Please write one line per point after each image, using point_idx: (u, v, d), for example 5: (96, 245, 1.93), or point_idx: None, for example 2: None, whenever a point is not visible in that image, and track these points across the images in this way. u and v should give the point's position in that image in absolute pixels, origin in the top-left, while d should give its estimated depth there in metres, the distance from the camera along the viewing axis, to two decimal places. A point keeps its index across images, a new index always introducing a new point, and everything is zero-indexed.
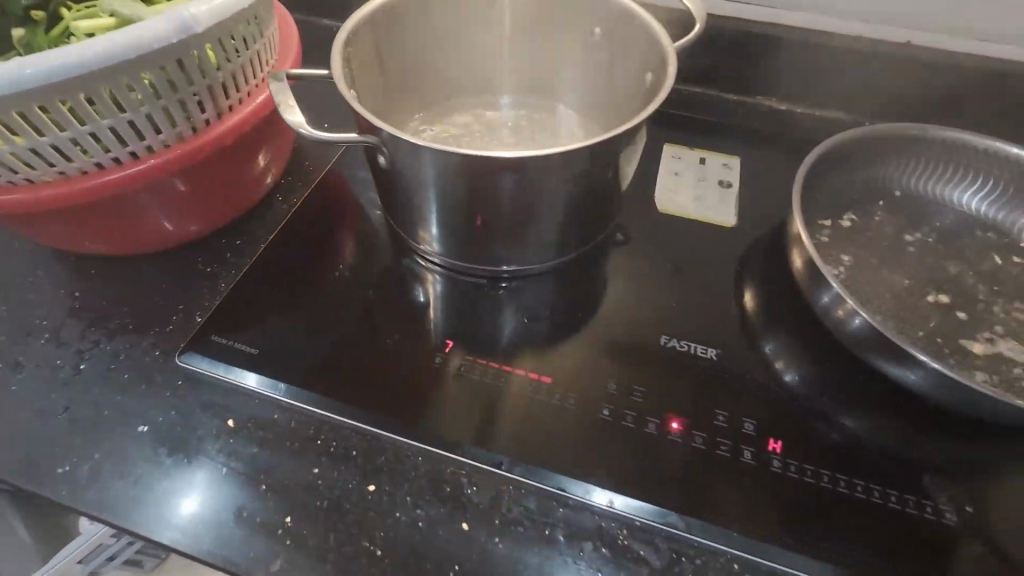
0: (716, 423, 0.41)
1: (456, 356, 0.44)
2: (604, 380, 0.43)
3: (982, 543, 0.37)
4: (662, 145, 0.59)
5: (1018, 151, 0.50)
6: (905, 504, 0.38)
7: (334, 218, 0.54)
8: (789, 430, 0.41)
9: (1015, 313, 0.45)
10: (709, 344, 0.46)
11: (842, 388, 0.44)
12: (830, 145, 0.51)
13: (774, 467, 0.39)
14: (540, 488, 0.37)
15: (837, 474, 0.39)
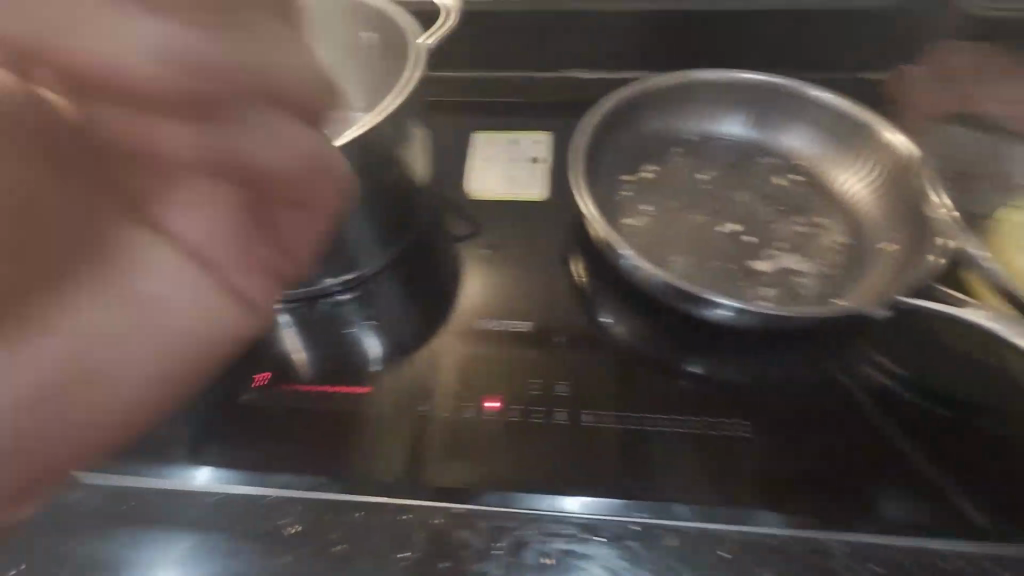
0: (529, 393, 0.42)
1: (270, 388, 0.43)
2: (423, 378, 0.43)
3: (777, 445, 0.40)
4: (473, 132, 0.60)
5: (767, 81, 0.55)
6: (705, 426, 0.41)
7: None
8: (598, 384, 0.43)
9: (797, 228, 0.49)
10: (526, 318, 0.47)
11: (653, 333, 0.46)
12: (610, 107, 0.54)
13: (584, 422, 0.41)
14: (358, 500, 0.37)
15: (643, 414, 0.41)
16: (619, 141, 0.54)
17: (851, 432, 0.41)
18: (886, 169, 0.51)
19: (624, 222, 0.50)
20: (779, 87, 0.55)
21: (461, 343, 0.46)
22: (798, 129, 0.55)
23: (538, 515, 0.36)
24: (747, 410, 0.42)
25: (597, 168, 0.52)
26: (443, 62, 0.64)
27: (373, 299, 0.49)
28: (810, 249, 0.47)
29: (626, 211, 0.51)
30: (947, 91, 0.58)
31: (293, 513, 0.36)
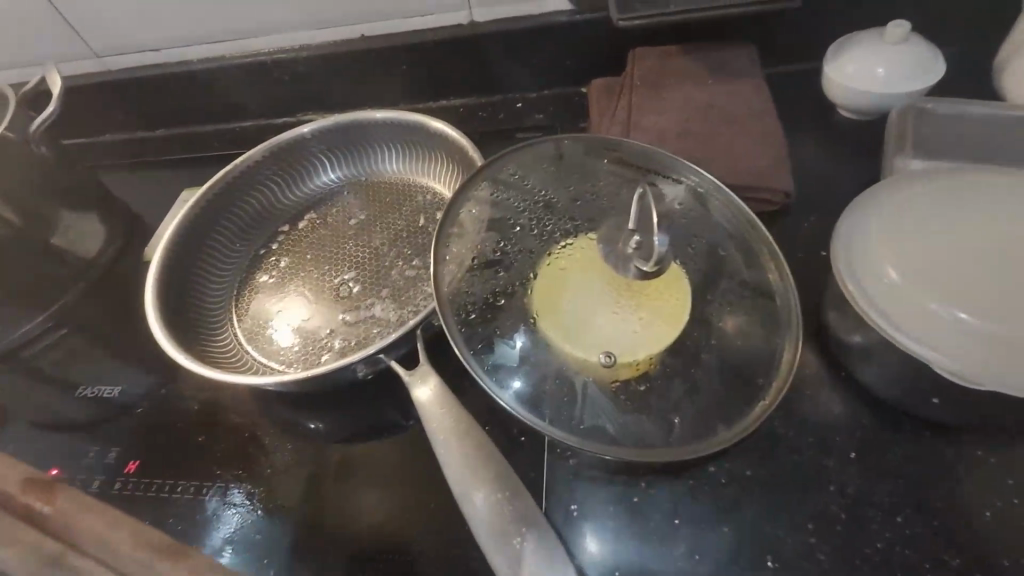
0: (112, 457, 0.46)
1: None
2: (25, 443, 0.49)
3: (277, 508, 0.42)
4: (182, 189, 0.63)
5: (347, 117, 0.53)
6: (214, 490, 0.44)
7: None
8: (147, 448, 0.46)
9: (407, 271, 0.48)
10: (118, 384, 0.51)
11: (253, 389, 0.48)
12: (203, 198, 0.51)
13: (115, 487, 0.45)
14: None
15: (168, 480, 0.44)
16: (229, 226, 0.52)
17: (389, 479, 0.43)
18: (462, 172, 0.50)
19: (256, 279, 0.51)
20: (358, 121, 0.53)
21: (89, 409, 0.50)
22: (394, 157, 0.55)
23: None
24: (301, 462, 0.44)
25: (229, 236, 0.52)
26: (164, 121, 0.67)
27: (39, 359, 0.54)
28: (407, 295, 0.47)
29: (259, 267, 0.52)
30: (623, 97, 0.53)
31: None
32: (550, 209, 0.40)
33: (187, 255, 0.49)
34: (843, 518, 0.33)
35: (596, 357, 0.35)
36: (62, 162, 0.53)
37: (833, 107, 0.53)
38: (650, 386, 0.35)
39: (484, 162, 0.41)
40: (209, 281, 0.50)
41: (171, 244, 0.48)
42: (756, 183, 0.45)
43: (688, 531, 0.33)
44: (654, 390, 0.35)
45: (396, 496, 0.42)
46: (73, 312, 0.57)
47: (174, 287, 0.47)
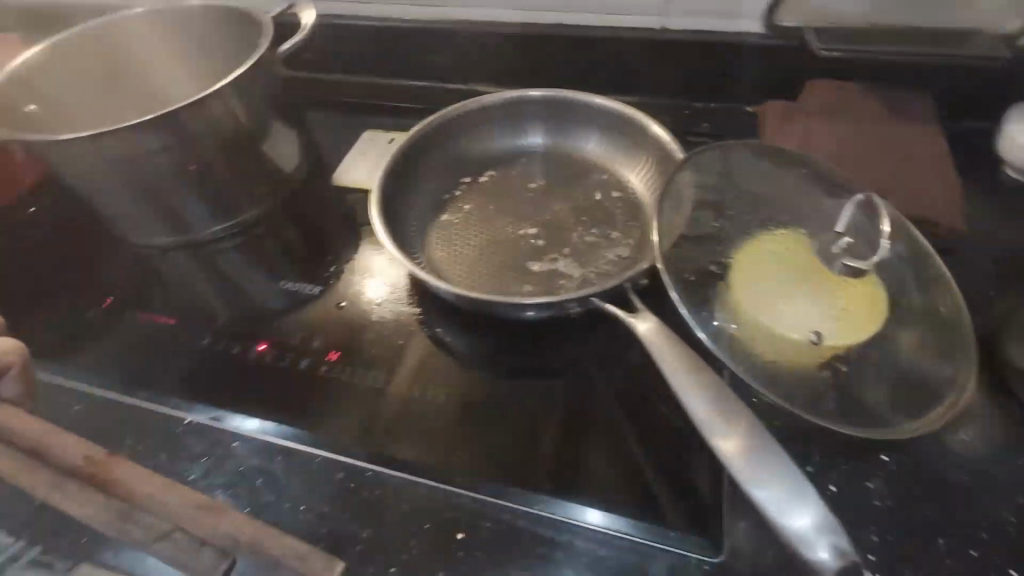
0: (311, 346, 0.50)
1: (112, 308, 0.56)
2: (221, 320, 0.54)
3: (472, 418, 0.45)
4: (365, 129, 0.69)
5: (552, 94, 0.59)
6: (414, 390, 0.47)
7: (59, 223, 0.64)
8: (351, 343, 0.50)
9: (587, 237, 0.53)
10: (321, 283, 0.56)
11: (432, 312, 0.52)
12: (418, 136, 0.57)
13: (323, 371, 0.49)
14: (131, 402, 0.47)
15: (371, 373, 0.48)
16: (431, 165, 0.58)
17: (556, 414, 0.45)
18: (657, 166, 0.55)
19: (440, 218, 0.56)
20: (566, 98, 0.59)
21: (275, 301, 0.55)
22: (585, 135, 0.60)
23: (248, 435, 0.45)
24: (472, 384, 0.47)
25: (429, 174, 0.58)
26: (354, 68, 0.74)
27: (227, 257, 0.61)
28: (589, 257, 0.51)
29: (446, 208, 0.57)
30: (799, 121, 0.57)
31: (85, 407, 0.48)
32: (758, 203, 0.45)
33: (399, 178, 0.55)
34: (1014, 524, 0.35)
35: (808, 338, 0.38)
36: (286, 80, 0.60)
37: (1001, 166, 0.56)
38: (849, 369, 0.38)
39: (686, 155, 0.45)
40: (409, 208, 0.56)
41: (388, 169, 0.55)
42: (932, 217, 0.49)
43: (858, 503, 0.36)
44: (852, 373, 0.38)
45: (585, 430, 0.44)
46: (261, 218, 0.63)
47: (388, 203, 0.54)
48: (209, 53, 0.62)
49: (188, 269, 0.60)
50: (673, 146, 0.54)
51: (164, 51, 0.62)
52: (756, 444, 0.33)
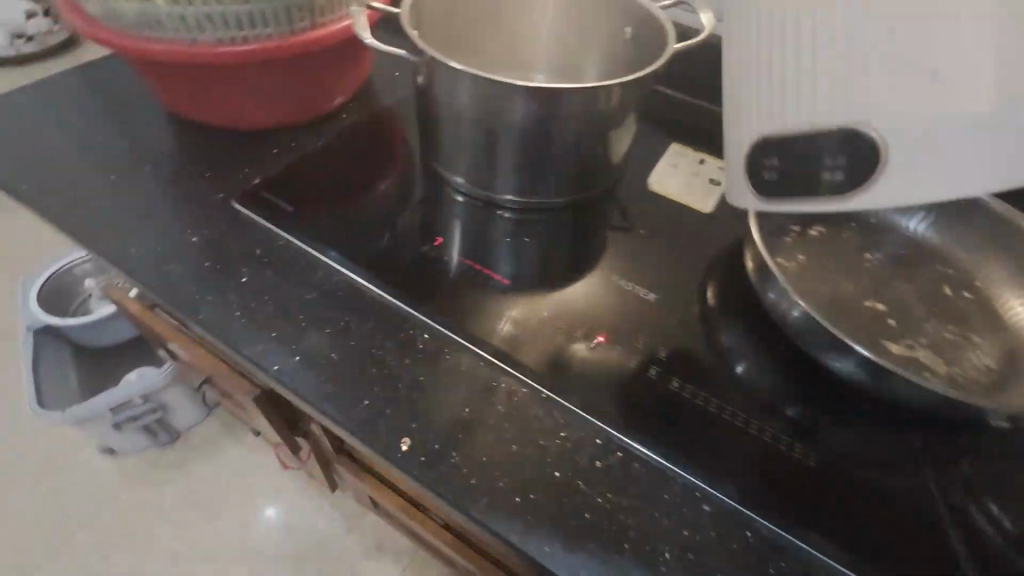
0: (655, 355, 0.50)
1: (440, 251, 0.56)
2: (551, 295, 0.54)
3: (822, 478, 0.44)
4: (669, 145, 0.67)
5: None
6: (759, 430, 0.46)
7: (376, 150, 0.66)
8: (691, 363, 0.50)
9: (944, 332, 0.49)
10: (653, 291, 0.55)
11: (766, 351, 0.51)
12: None
13: (673, 385, 0.48)
14: (478, 352, 0.48)
15: (712, 398, 0.47)
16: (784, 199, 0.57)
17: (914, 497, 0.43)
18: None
19: (782, 259, 0.53)
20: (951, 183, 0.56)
21: (603, 292, 0.55)
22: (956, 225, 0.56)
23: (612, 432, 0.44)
24: (822, 443, 0.46)
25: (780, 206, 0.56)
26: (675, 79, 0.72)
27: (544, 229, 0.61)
28: (949, 351, 0.48)
29: (780, 253, 0.54)
30: None
31: (448, 348, 0.48)
32: None
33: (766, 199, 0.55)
34: None
35: None
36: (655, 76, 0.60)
37: None
38: None
39: None
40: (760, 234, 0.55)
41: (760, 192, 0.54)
42: None
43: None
44: None
45: (944, 535, 0.42)
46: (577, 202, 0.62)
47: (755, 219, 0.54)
48: (598, 19, 0.65)
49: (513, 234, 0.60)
50: None
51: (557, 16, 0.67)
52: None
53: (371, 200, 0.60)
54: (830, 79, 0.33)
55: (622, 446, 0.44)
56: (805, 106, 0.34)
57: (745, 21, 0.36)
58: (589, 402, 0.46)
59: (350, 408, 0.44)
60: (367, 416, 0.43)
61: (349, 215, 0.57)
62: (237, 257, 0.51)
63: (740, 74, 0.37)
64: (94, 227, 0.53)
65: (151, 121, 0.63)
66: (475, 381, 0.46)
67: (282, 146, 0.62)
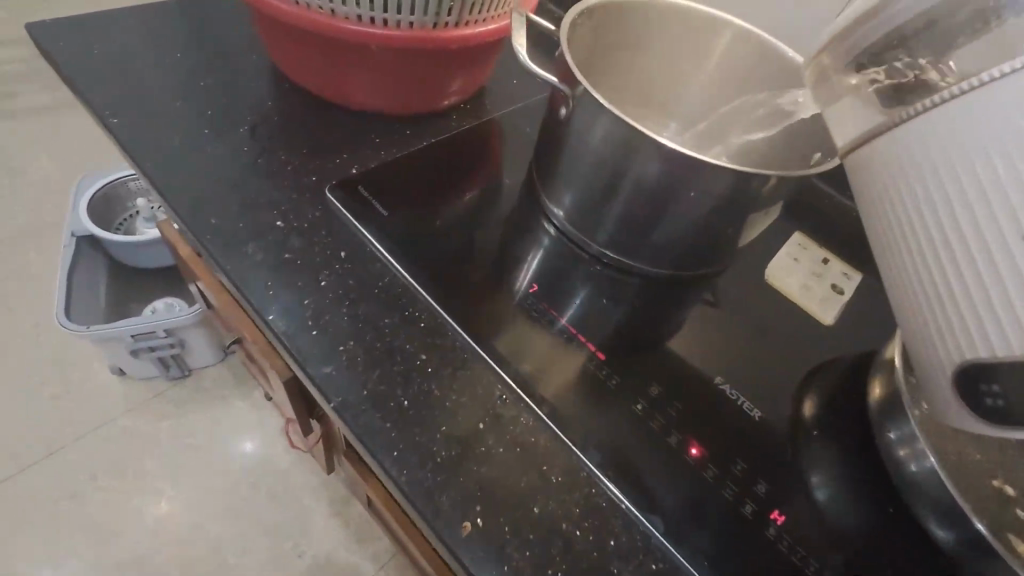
0: (753, 489, 0.42)
1: (532, 297, 0.50)
2: (648, 382, 0.46)
3: None
4: (793, 232, 0.62)
5: None
6: None
7: (479, 164, 0.61)
8: (792, 504, 0.41)
9: None
10: (759, 408, 0.47)
11: (869, 505, 0.43)
12: None
13: (768, 533, 0.39)
14: (557, 434, 0.40)
15: (815, 560, 0.39)
16: None
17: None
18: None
19: None
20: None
21: (702, 391, 0.47)
22: None
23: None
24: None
25: None
26: None
27: (642, 296, 0.54)
28: None
29: None
30: None
31: (527, 417, 0.40)
32: None
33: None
34: None
35: None
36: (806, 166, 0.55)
37: None
38: None
39: None
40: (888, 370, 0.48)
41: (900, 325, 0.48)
42: None
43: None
44: None
45: None
46: (689, 276, 0.55)
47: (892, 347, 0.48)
48: (761, 89, 0.61)
49: (613, 296, 0.53)
50: None
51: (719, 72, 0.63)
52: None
53: (465, 220, 0.55)
54: (983, 303, 0.29)
55: None
56: (980, 331, 0.30)
57: (889, 258, 0.36)
58: (677, 528, 0.38)
59: (412, 467, 0.36)
60: (429, 483, 0.36)
61: (443, 234, 0.53)
62: (319, 256, 0.46)
63: (904, 304, 0.35)
64: (176, 182, 0.49)
65: (259, 81, 0.59)
66: (550, 468, 0.38)
67: (386, 138, 0.58)
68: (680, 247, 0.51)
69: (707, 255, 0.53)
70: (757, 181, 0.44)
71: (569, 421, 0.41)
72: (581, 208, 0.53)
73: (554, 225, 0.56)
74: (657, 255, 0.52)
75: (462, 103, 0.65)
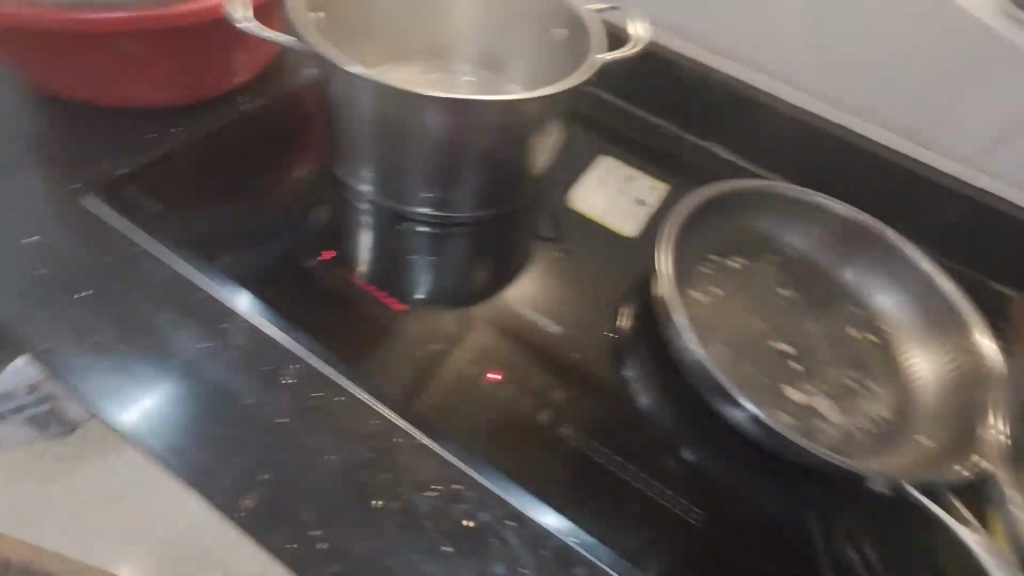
0: (548, 397, 0.45)
1: (333, 267, 0.51)
2: (447, 320, 0.48)
3: (714, 540, 0.40)
4: (601, 155, 0.64)
5: (841, 208, 0.56)
6: (648, 486, 0.42)
7: (275, 142, 0.59)
8: (585, 403, 0.45)
9: (847, 379, 0.49)
10: (558, 322, 0.50)
11: (661, 392, 0.47)
12: (700, 198, 0.53)
13: (561, 432, 0.43)
14: (342, 386, 0.41)
15: (600, 446, 0.43)
16: (711, 230, 0.55)
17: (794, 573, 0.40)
18: (929, 336, 0.51)
19: (693, 293, 0.51)
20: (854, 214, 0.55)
21: (504, 318, 0.50)
22: (867, 263, 0.55)
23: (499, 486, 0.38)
24: (711, 508, 0.42)
25: (697, 239, 0.54)
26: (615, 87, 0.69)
27: (453, 246, 0.56)
28: (847, 402, 0.47)
29: (698, 284, 0.52)
30: None
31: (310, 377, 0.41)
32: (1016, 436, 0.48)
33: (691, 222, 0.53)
34: None
35: None
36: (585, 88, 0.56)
37: None
38: None
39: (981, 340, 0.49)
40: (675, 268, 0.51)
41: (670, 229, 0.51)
42: None
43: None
44: None
45: None
46: (497, 216, 0.57)
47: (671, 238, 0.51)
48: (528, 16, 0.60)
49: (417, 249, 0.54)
50: (985, 344, 0.48)
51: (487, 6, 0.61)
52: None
53: (260, 202, 0.54)
54: None
55: (506, 509, 0.38)
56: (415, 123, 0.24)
57: None
58: (469, 447, 0.40)
59: None
60: None
61: (232, 222, 0.52)
62: (102, 269, 0.47)
63: None
64: None
65: (19, 107, 0.57)
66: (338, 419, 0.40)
67: (164, 136, 0.56)
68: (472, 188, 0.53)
69: (503, 192, 0.54)
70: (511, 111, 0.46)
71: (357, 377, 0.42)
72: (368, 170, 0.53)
73: (351, 199, 0.57)
74: (454, 200, 0.53)
75: (252, 82, 0.62)
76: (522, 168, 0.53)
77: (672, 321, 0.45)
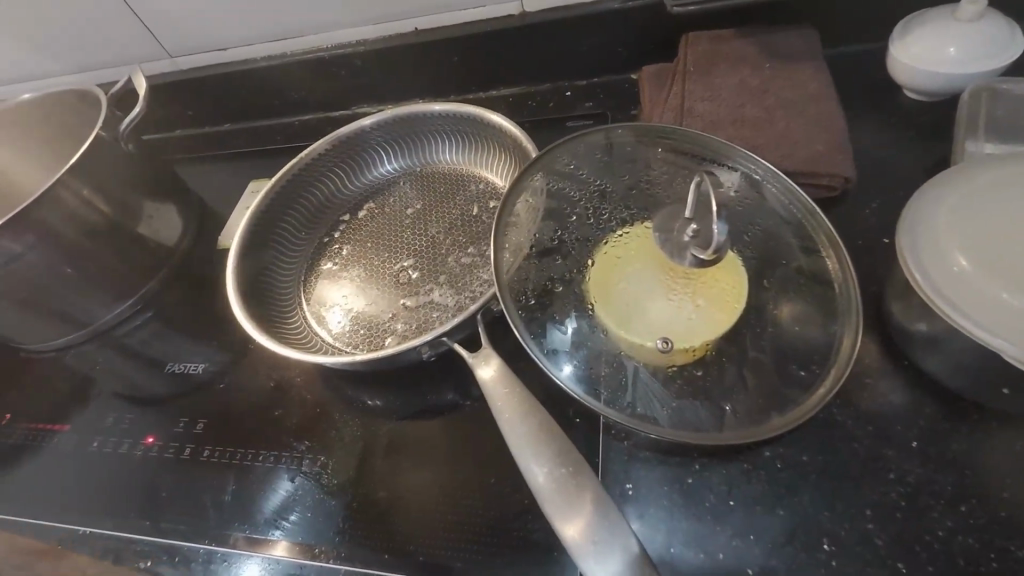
0: (193, 431, 0.50)
1: (19, 425, 0.55)
2: (113, 417, 0.53)
3: (347, 475, 0.44)
4: (249, 181, 0.66)
5: (371, 121, 0.56)
6: (283, 461, 0.46)
7: None
8: (225, 418, 0.50)
9: (463, 259, 0.50)
10: (202, 360, 0.54)
11: (302, 374, 0.50)
12: (257, 207, 0.53)
13: (204, 456, 0.48)
14: (26, 521, 0.49)
15: (237, 449, 0.48)
16: (293, 221, 0.55)
17: (454, 470, 0.43)
18: (515, 165, 0.53)
19: (320, 266, 0.54)
20: (365, 125, 0.56)
21: (170, 385, 0.53)
22: (433, 146, 0.58)
23: (172, 543, 0.45)
24: (363, 452, 0.45)
25: (285, 238, 0.54)
26: (232, 113, 0.70)
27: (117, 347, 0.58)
28: (463, 281, 0.49)
29: (323, 255, 0.54)
30: (674, 84, 0.51)
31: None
32: (634, 195, 0.42)
33: (263, 233, 0.53)
34: (902, 506, 0.34)
35: (654, 343, 0.36)
36: (144, 157, 0.55)
37: (900, 89, 0.50)
38: (719, 368, 0.37)
39: (518, 136, 0.51)
40: (274, 279, 0.52)
41: (238, 255, 0.50)
42: (812, 169, 0.44)
43: (751, 503, 0.35)
44: (722, 370, 0.37)
45: (443, 474, 0.43)
46: (156, 297, 0.60)
47: (253, 256, 0.51)
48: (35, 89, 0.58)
49: (90, 366, 0.57)
50: (523, 139, 0.50)
51: (15, 138, 0.59)
52: (604, 525, 0.30)
53: None
54: None
55: (164, 547, 0.45)
56: None
57: None
58: (125, 516, 0.47)
59: None
60: None
61: None
62: None
63: None
64: None
65: None
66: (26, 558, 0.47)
67: None
68: (99, 295, 0.55)
69: (132, 281, 0.57)
70: (40, 235, 0.48)
71: (52, 516, 0.49)
72: (3, 337, 0.55)
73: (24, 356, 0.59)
74: (92, 315, 0.56)
75: None
76: (149, 243, 0.57)
77: (252, 333, 0.45)
